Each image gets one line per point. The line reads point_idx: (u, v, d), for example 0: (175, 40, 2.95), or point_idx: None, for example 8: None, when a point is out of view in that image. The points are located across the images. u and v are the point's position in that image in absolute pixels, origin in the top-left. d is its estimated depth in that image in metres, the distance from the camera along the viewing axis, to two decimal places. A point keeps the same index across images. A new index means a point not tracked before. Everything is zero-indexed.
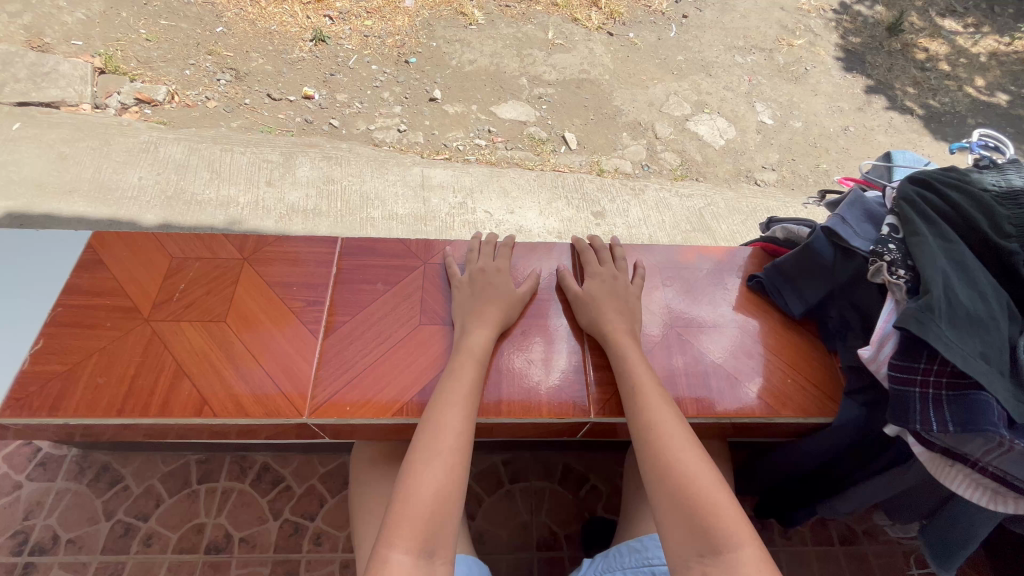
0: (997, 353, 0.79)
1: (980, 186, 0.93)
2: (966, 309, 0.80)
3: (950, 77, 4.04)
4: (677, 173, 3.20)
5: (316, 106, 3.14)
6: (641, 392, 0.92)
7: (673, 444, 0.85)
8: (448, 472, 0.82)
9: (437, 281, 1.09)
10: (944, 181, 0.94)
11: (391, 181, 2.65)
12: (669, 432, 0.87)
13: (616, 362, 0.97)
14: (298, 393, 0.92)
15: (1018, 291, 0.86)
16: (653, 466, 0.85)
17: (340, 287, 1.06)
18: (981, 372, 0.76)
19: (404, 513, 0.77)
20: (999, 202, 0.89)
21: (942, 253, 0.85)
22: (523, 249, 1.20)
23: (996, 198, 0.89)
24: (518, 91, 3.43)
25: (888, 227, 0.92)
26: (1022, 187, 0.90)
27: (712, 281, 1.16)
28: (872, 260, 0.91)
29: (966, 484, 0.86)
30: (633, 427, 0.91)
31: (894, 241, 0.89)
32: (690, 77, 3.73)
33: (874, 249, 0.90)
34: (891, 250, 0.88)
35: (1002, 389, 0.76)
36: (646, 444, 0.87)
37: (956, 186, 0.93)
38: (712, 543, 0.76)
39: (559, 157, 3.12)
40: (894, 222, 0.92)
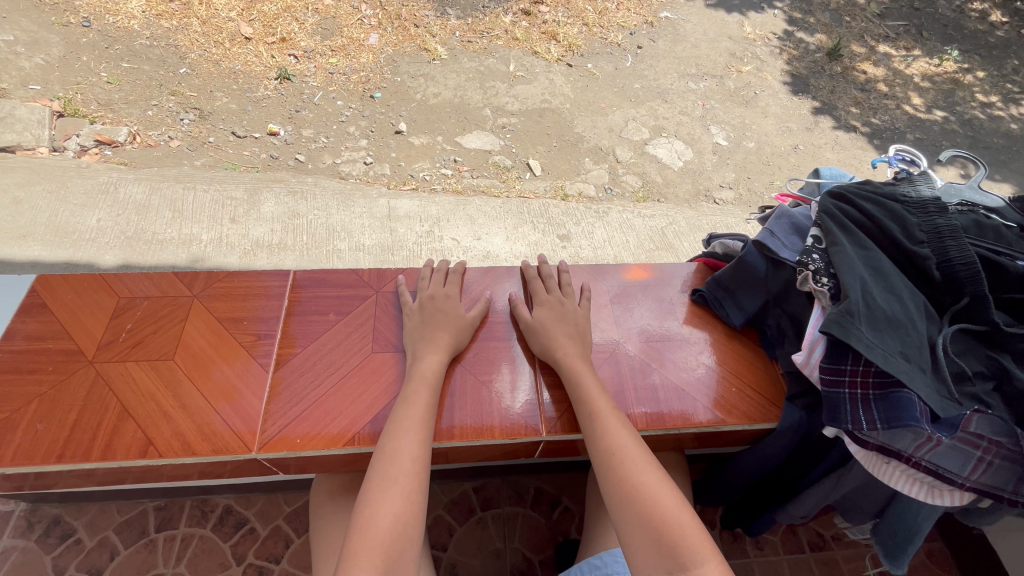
0: (917, 351, 0.84)
1: (892, 198, 1.00)
2: (883, 313, 0.85)
3: (888, 96, 4.32)
4: (639, 195, 3.31)
5: (282, 142, 3.17)
6: (600, 418, 0.94)
7: (636, 467, 0.87)
8: (405, 499, 0.82)
9: (389, 309, 1.10)
10: (859, 194, 1.01)
11: (358, 214, 2.67)
12: (630, 456, 0.88)
13: (572, 388, 0.99)
14: (249, 428, 0.91)
15: (933, 293, 0.93)
16: (618, 490, 0.86)
17: (293, 318, 1.06)
18: (902, 370, 0.81)
19: (361, 544, 0.76)
20: (909, 212, 0.97)
21: (860, 261, 0.91)
22: (476, 274, 1.23)
23: (905, 209, 0.97)
24: (481, 121, 3.54)
25: (812, 238, 0.97)
26: (928, 200, 0.99)
27: (657, 297, 1.19)
28: (799, 269, 0.95)
29: (904, 480, 0.90)
30: (594, 454, 0.92)
31: (817, 252, 0.95)
32: (646, 104, 3.90)
33: (800, 259, 0.95)
34: (815, 260, 0.93)
35: (924, 387, 0.81)
36: (608, 468, 0.88)
37: (870, 198, 1.00)
38: (681, 562, 0.77)
39: (524, 184, 3.20)
40: (818, 233, 0.98)
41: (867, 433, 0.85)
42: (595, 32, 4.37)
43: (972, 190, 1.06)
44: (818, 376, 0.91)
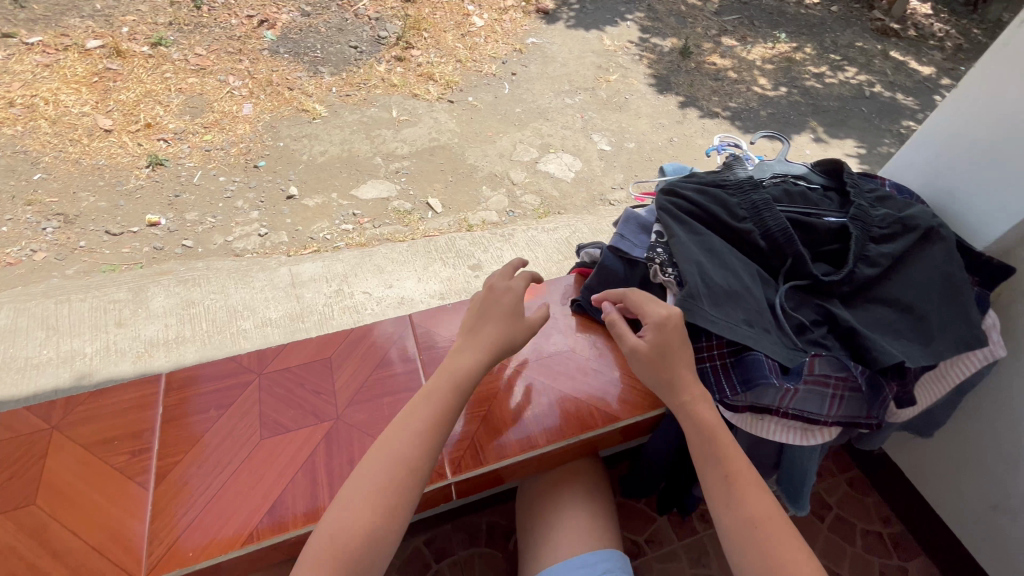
0: (757, 315, 0.95)
1: (713, 185, 1.13)
2: (721, 291, 0.95)
3: (738, 82, 4.83)
4: (540, 211, 3.44)
5: (165, 231, 3.00)
6: (734, 478, 0.85)
7: (769, 535, 0.80)
8: (372, 511, 0.81)
9: (274, 385, 1.05)
10: (686, 186, 1.13)
11: (259, 288, 2.58)
12: (765, 525, 0.81)
13: (705, 443, 0.89)
14: (134, 555, 0.84)
15: (763, 261, 1.05)
16: (751, 560, 0.79)
17: (168, 424, 0.99)
18: (746, 336, 0.91)
19: (323, 543, 0.79)
20: (728, 194, 1.10)
21: (697, 248, 1.01)
22: (355, 329, 1.14)
23: (725, 192, 1.10)
24: (374, 170, 3.55)
25: (656, 235, 1.08)
26: (741, 181, 1.13)
27: (540, 313, 1.22)
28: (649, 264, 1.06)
29: (781, 431, 1.00)
30: (724, 517, 0.84)
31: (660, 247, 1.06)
32: (530, 125, 4.10)
33: (647, 255, 1.06)
34: (659, 254, 1.04)
35: (769, 343, 0.92)
36: (739, 537, 0.81)
37: (695, 188, 1.12)
38: None
39: (428, 223, 3.23)
40: (659, 229, 1.09)
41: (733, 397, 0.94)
42: (469, 67, 4.55)
43: (778, 164, 1.24)
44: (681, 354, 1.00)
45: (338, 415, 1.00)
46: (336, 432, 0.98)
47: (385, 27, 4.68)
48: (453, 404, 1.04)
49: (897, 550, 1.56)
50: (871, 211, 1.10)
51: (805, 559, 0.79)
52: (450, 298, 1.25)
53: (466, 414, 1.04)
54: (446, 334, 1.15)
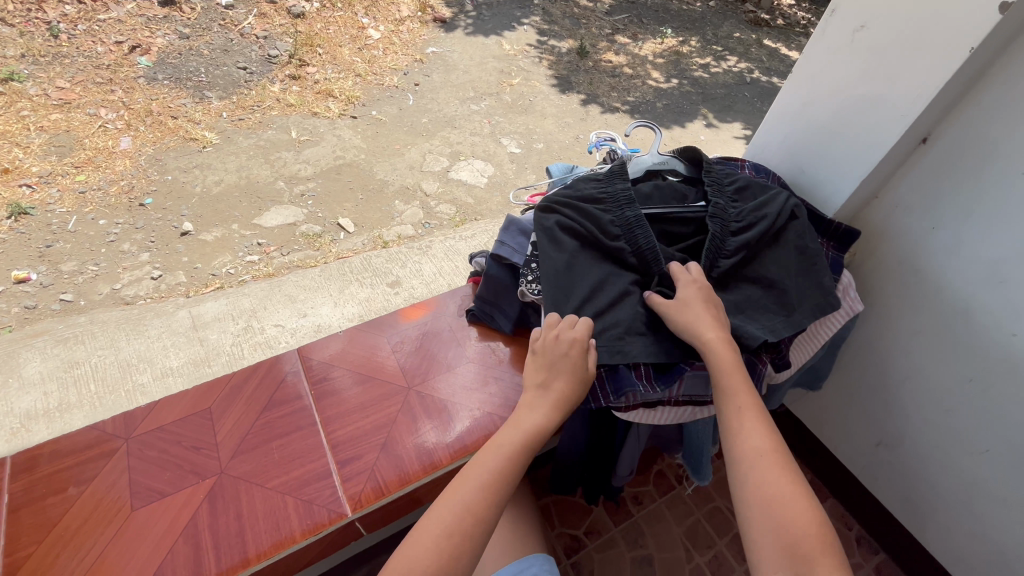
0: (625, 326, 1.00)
1: (590, 201, 1.13)
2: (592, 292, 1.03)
3: (634, 77, 5.07)
4: (457, 220, 3.42)
5: (37, 287, 2.69)
6: (738, 416, 0.90)
7: (765, 469, 0.84)
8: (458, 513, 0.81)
9: (146, 447, 0.96)
10: (562, 201, 1.13)
11: (154, 337, 2.37)
12: (761, 461, 0.85)
13: (719, 379, 0.93)
14: None
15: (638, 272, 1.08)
16: (749, 494, 0.84)
17: (21, 513, 0.89)
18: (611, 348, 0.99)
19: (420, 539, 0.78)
20: (603, 212, 1.11)
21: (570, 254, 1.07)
22: (241, 374, 1.09)
23: (600, 210, 1.11)
24: (277, 195, 3.38)
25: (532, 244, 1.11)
26: (614, 195, 1.13)
27: (436, 331, 1.22)
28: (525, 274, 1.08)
29: (674, 415, 1.07)
30: (728, 456, 0.89)
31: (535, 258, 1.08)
32: (439, 134, 4.07)
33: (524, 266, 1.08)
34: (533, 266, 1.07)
35: (642, 348, 0.98)
36: (740, 473, 0.86)
37: (571, 204, 1.12)
38: (803, 566, 0.75)
39: (341, 244, 3.12)
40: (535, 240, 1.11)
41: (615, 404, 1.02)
42: (369, 80, 4.45)
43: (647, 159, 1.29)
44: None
45: (221, 468, 0.94)
46: (220, 486, 0.91)
47: (275, 45, 4.47)
48: (349, 431, 1.01)
49: None
50: (727, 203, 1.16)
51: (796, 495, 0.81)
52: (345, 328, 1.23)
53: (363, 439, 1.00)
54: (342, 362, 1.14)
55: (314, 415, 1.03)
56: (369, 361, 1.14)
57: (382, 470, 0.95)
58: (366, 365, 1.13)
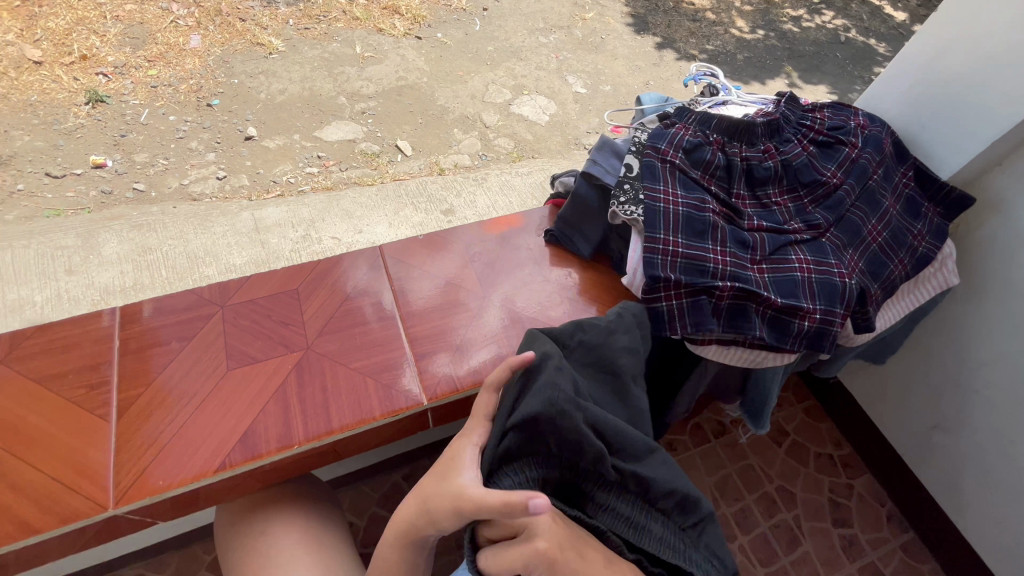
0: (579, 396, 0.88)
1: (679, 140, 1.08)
2: (691, 221, 1.00)
3: (716, 24, 4.68)
4: (514, 155, 3.35)
5: (112, 173, 2.80)
6: None
7: None
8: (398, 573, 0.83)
9: (240, 316, 1.00)
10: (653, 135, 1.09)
11: (220, 234, 2.46)
12: None
13: None
14: (100, 482, 0.80)
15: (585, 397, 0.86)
16: None
17: (126, 356, 0.93)
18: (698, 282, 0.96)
19: None
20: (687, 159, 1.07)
21: (672, 180, 1.03)
22: (327, 263, 1.11)
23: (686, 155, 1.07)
24: (339, 111, 3.35)
25: (625, 168, 1.05)
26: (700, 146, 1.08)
27: (512, 247, 1.20)
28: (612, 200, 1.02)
29: (744, 357, 1.05)
30: None
31: (628, 182, 1.03)
32: (503, 65, 3.91)
33: (614, 190, 1.03)
34: (626, 190, 1.02)
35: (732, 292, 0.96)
36: None
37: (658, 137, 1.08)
38: None
39: (398, 166, 3.11)
40: (631, 164, 1.05)
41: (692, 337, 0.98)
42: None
43: (737, 101, 1.24)
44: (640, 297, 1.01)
45: (309, 345, 0.97)
46: (308, 361, 0.95)
47: None
48: (427, 330, 1.03)
49: (844, 469, 1.68)
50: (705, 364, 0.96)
51: None
52: (421, 233, 1.23)
53: (441, 338, 1.02)
54: (421, 263, 1.14)
55: (395, 309, 1.06)
56: (445, 266, 1.14)
57: (456, 371, 0.98)
58: (441, 270, 1.13)
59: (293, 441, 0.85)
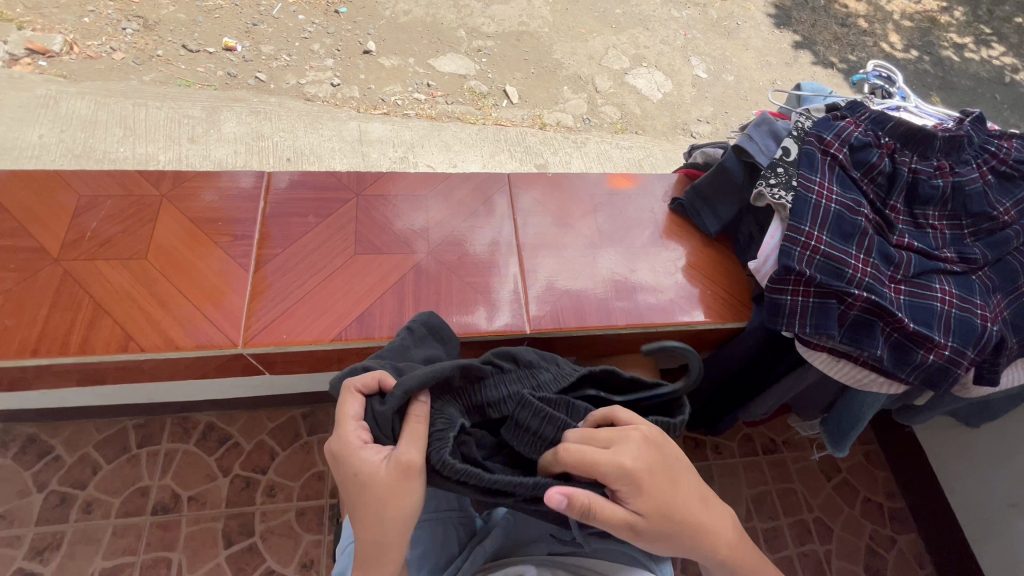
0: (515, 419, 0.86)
1: (847, 135, 1.02)
2: (840, 222, 0.94)
3: (867, 34, 4.24)
4: (619, 126, 3.23)
5: (239, 59, 2.92)
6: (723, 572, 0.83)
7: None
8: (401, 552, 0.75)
9: (370, 209, 1.07)
10: (818, 126, 1.03)
11: (326, 137, 2.51)
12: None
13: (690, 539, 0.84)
14: (233, 323, 0.91)
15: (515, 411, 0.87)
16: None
17: (268, 219, 1.03)
18: (835, 284, 0.91)
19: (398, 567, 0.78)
20: (851, 156, 1.01)
21: (829, 174, 0.98)
22: (460, 179, 1.16)
23: (850, 153, 1.01)
24: (456, 43, 3.33)
25: (782, 151, 1.00)
26: (870, 145, 1.01)
27: (637, 206, 1.19)
28: (758, 184, 0.98)
29: (851, 377, 1.00)
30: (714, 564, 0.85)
31: (783, 165, 0.98)
32: (628, 31, 3.72)
33: (766, 171, 0.98)
34: (779, 174, 0.97)
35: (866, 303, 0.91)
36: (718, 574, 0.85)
37: (823, 129, 1.02)
38: None
39: (501, 111, 3.07)
40: (790, 148, 1.00)
41: (806, 338, 0.94)
42: None
43: (911, 109, 1.14)
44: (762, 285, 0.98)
45: (429, 251, 1.04)
46: (425, 266, 1.02)
47: None
48: (544, 265, 1.07)
49: (891, 521, 1.62)
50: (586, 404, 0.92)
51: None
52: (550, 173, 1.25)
53: (556, 276, 1.06)
54: (546, 202, 1.17)
55: (515, 238, 1.10)
56: (569, 209, 1.17)
57: (565, 310, 1.02)
58: (566, 212, 1.16)
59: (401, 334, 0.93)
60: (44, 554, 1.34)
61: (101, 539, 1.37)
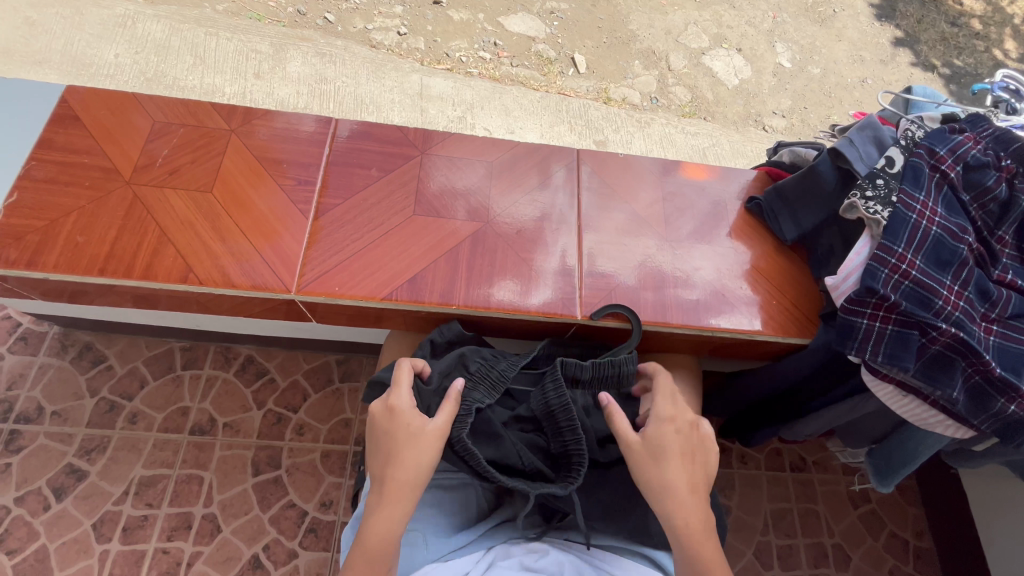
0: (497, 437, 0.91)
1: (964, 149, 0.92)
2: (938, 247, 0.86)
3: (980, 37, 3.73)
4: (686, 111, 3.02)
5: None
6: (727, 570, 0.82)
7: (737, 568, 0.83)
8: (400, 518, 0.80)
9: (432, 171, 1.07)
10: (930, 138, 0.94)
11: (389, 86, 2.44)
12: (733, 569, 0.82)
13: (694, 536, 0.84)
14: (289, 268, 0.92)
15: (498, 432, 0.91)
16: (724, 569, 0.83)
17: (332, 167, 1.03)
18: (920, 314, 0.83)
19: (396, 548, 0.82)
20: (962, 173, 0.91)
21: (936, 194, 0.89)
22: (528, 148, 1.15)
23: (962, 169, 0.91)
24: (529, 2, 3.14)
25: (885, 161, 0.92)
26: (989, 164, 0.91)
27: (708, 200, 1.14)
28: (850, 195, 0.90)
29: (916, 416, 0.92)
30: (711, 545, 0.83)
31: (884, 177, 0.90)
32: (712, 8, 3.40)
33: (863, 182, 0.91)
34: (879, 186, 0.89)
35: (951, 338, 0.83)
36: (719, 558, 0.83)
37: (935, 141, 0.93)
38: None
39: (566, 80, 2.93)
40: (894, 159, 0.92)
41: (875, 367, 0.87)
42: None
43: None
44: (838, 303, 0.90)
45: (488, 220, 1.04)
46: (481, 236, 1.02)
47: None
48: (603, 248, 1.05)
49: (916, 561, 1.56)
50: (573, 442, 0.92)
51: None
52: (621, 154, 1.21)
53: (615, 261, 1.04)
54: (613, 184, 1.14)
55: (578, 218, 1.08)
56: (637, 195, 1.13)
57: (620, 298, 1.00)
58: (632, 197, 1.12)
59: (452, 302, 0.94)
60: (91, 455, 1.44)
61: (142, 449, 1.45)
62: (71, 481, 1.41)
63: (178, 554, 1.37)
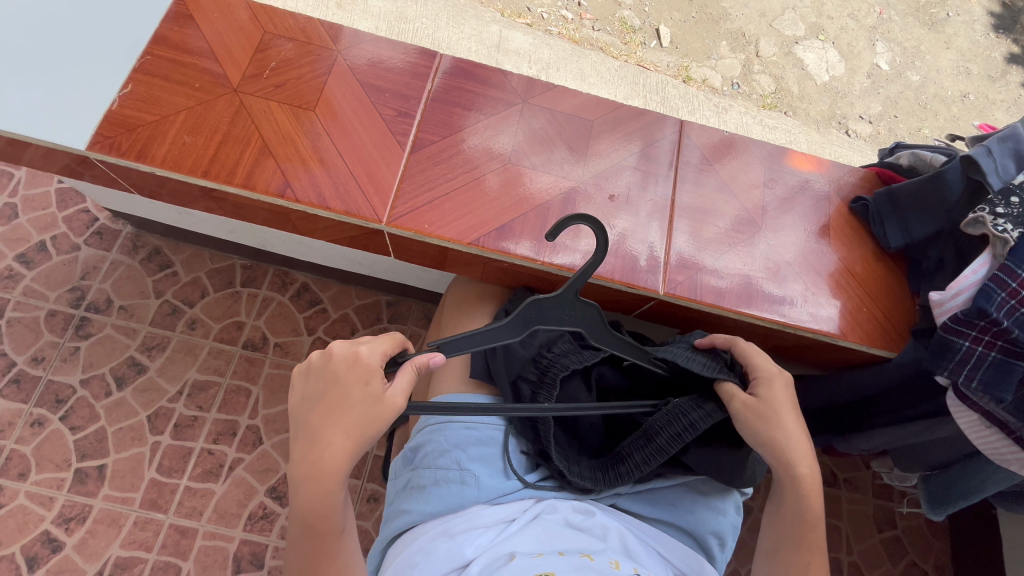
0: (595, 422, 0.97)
1: None
2: None
3: None
4: (767, 102, 2.30)
5: None
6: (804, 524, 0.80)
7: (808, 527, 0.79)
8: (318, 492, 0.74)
9: (530, 121, 1.04)
10: None
11: (466, 35, 2.11)
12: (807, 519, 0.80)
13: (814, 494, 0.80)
14: (380, 198, 0.93)
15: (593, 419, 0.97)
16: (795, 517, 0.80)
17: (433, 104, 1.01)
18: None
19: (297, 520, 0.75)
20: None
21: None
22: (627, 112, 1.10)
23: None
24: None
25: None
26: None
27: (809, 194, 1.10)
28: (977, 209, 0.87)
29: (995, 454, 0.87)
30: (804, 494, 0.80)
31: (1019, 194, 0.86)
32: None
33: (995, 197, 0.87)
34: (1012, 204, 0.85)
35: None
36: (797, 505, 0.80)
37: None
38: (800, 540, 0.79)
39: (647, 53, 2.28)
40: None
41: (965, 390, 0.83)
42: None
43: None
44: (939, 321, 0.87)
45: (579, 181, 1.02)
46: (573, 196, 1.00)
47: None
48: (691, 228, 1.03)
49: None
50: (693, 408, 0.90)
51: None
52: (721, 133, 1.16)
53: (701, 242, 1.02)
54: (711, 162, 1.10)
55: (668, 193, 1.05)
56: (735, 177, 1.09)
57: (703, 282, 0.99)
58: (729, 180, 1.09)
59: (536, 258, 0.94)
60: (152, 352, 1.51)
61: (198, 354, 1.52)
62: (131, 373, 1.49)
63: (221, 457, 1.45)
